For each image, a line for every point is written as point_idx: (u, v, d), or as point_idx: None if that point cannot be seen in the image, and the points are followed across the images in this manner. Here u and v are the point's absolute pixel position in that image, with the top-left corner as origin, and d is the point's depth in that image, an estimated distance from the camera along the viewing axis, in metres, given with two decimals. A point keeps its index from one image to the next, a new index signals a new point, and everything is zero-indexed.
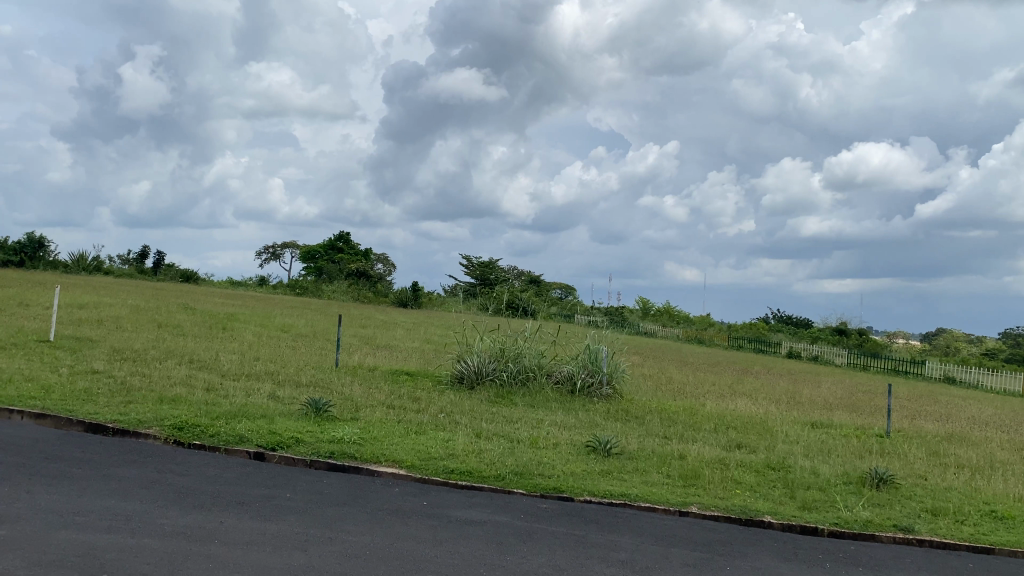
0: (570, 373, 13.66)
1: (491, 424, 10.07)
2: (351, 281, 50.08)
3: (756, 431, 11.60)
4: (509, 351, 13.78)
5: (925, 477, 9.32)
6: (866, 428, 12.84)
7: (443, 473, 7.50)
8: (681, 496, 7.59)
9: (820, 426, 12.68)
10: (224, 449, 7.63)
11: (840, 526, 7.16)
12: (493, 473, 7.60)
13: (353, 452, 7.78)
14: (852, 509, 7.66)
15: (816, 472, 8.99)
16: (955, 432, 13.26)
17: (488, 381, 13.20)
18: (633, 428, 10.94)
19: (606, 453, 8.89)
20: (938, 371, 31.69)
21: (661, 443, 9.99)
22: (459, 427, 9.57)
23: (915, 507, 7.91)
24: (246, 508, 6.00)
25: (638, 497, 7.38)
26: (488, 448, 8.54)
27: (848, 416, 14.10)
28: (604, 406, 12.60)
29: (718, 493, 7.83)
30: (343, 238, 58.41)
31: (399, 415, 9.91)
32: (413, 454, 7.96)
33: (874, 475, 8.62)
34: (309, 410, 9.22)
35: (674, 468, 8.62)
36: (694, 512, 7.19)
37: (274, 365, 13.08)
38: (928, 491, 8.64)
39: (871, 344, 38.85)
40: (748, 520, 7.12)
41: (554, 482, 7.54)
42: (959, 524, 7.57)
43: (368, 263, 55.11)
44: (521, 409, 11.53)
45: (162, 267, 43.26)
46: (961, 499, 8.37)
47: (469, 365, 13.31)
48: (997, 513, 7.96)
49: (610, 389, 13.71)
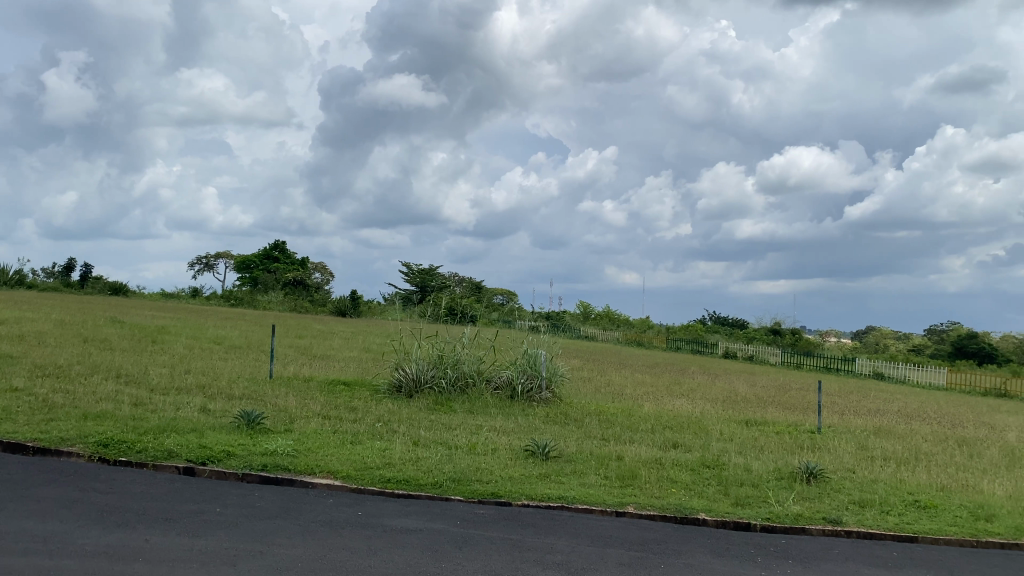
0: (509, 378, 13.69)
1: (429, 431, 10.04)
2: (288, 291, 49.31)
3: (691, 430, 11.76)
4: (448, 356, 13.74)
5: (853, 470, 9.58)
6: (797, 424, 13.12)
7: (379, 482, 7.42)
8: (618, 497, 7.65)
9: (753, 423, 12.93)
10: (152, 465, 7.42)
11: (772, 520, 7.31)
12: (431, 480, 7.56)
13: (286, 464, 7.65)
14: (784, 504, 7.84)
15: (748, 468, 9.19)
16: (881, 426, 13.66)
17: (427, 389, 13.10)
18: (571, 430, 11.00)
19: (545, 457, 8.90)
20: (867, 368, 32.76)
21: (599, 445, 10.06)
22: (396, 435, 9.50)
23: (843, 500, 8.13)
24: (173, 523, 5.84)
25: (575, 499, 7.42)
26: (426, 456, 8.50)
27: (779, 413, 14.43)
28: (544, 410, 12.65)
29: (654, 492, 7.93)
30: (279, 247, 57.56)
31: (334, 426, 9.77)
32: (350, 464, 7.87)
33: (805, 469, 8.85)
34: (241, 422, 9.06)
35: (612, 469, 8.70)
36: (630, 512, 7.26)
37: (205, 377, 12.78)
38: (857, 483, 8.90)
39: (803, 343, 39.85)
40: (683, 518, 7.22)
41: (491, 487, 7.53)
42: (885, 514, 7.81)
43: (306, 273, 54.41)
44: (461, 416, 11.50)
45: (89, 280, 41.94)
46: (885, 490, 8.63)
47: (407, 373, 13.18)
48: (920, 503, 8.24)
49: (549, 392, 13.78)
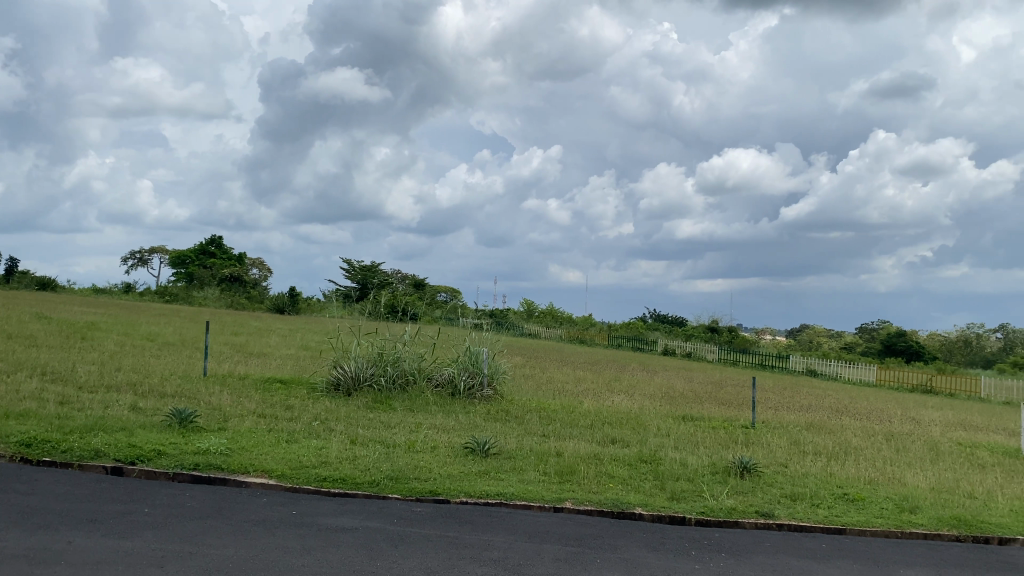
0: (450, 375, 13.63)
1: (368, 429, 9.95)
2: (225, 286, 48.34)
3: (630, 426, 11.90)
4: (388, 354, 13.63)
5: (785, 465, 9.81)
6: (732, 420, 13.39)
7: (315, 480, 7.32)
8: (556, 492, 7.69)
9: (689, 419, 13.15)
10: (78, 465, 7.18)
11: (706, 514, 7.44)
12: (368, 479, 7.49)
13: (219, 463, 7.49)
14: (718, 498, 7.98)
15: (685, 463, 9.34)
16: (813, 421, 14.02)
17: (366, 387, 12.98)
18: (512, 427, 11.02)
19: (484, 454, 8.91)
20: (801, 365, 33.60)
21: (539, 442, 10.10)
22: (333, 434, 9.39)
23: (775, 494, 8.32)
24: (98, 525, 5.67)
25: (514, 496, 7.44)
26: (363, 454, 8.42)
27: (715, 409, 14.70)
28: (485, 408, 12.65)
29: (592, 487, 7.99)
30: (216, 242, 56.40)
31: (270, 424, 9.60)
32: (285, 463, 7.74)
33: (739, 464, 9.02)
34: (173, 421, 8.84)
35: (551, 465, 8.74)
36: (568, 508, 7.30)
37: (136, 375, 12.44)
38: (789, 477, 9.12)
39: (739, 341, 40.69)
40: (619, 513, 7.29)
41: (429, 485, 7.49)
42: (814, 507, 8.01)
43: (244, 269, 53.42)
44: (400, 414, 11.42)
45: (14, 274, 40.43)
46: (816, 484, 8.86)
47: (346, 371, 13.04)
48: (849, 496, 8.48)
49: (491, 390, 13.78)
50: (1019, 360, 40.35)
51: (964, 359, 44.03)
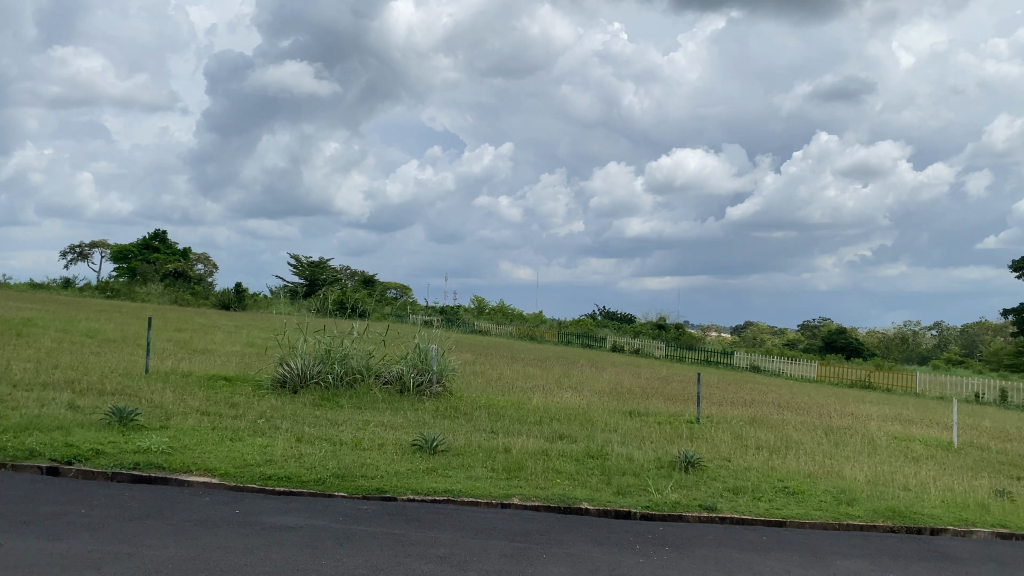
0: (399, 372, 13.57)
1: (314, 427, 9.85)
2: (169, 282, 47.33)
3: (578, 422, 12.00)
4: (335, 351, 13.52)
5: (728, 459, 10.01)
6: (677, 415, 13.60)
7: (259, 479, 7.23)
8: (504, 488, 7.73)
9: (636, 414, 13.33)
10: (12, 465, 6.98)
11: (651, 508, 7.55)
12: (313, 477, 7.42)
13: (160, 462, 7.35)
14: (662, 492, 8.11)
15: (631, 458, 9.46)
16: (756, 416, 14.33)
17: (313, 384, 12.85)
18: (460, 424, 11.03)
19: (432, 451, 8.90)
20: (745, 361, 34.25)
21: (487, 438, 10.13)
22: (279, 432, 9.29)
23: (718, 487, 8.49)
24: (31, 526, 5.52)
25: (461, 492, 7.45)
26: (309, 452, 8.35)
27: (662, 404, 14.92)
28: (434, 404, 12.64)
29: (539, 483, 8.05)
30: (159, 237, 55.18)
31: (213, 422, 9.45)
32: (228, 461, 7.63)
33: (684, 458, 9.18)
34: (112, 419, 8.63)
35: (499, 461, 8.78)
36: (515, 504, 7.34)
37: (75, 372, 12.13)
38: (731, 471, 9.31)
39: (686, 337, 41.29)
40: (566, 508, 7.36)
41: (376, 483, 7.46)
42: (756, 500, 8.20)
43: (189, 264, 52.39)
44: (347, 411, 11.34)
45: None
46: (758, 477, 9.06)
47: (292, 368, 12.89)
48: (789, 489, 8.69)
49: (440, 387, 13.76)
50: (953, 356, 41.69)
51: (901, 355, 45.33)
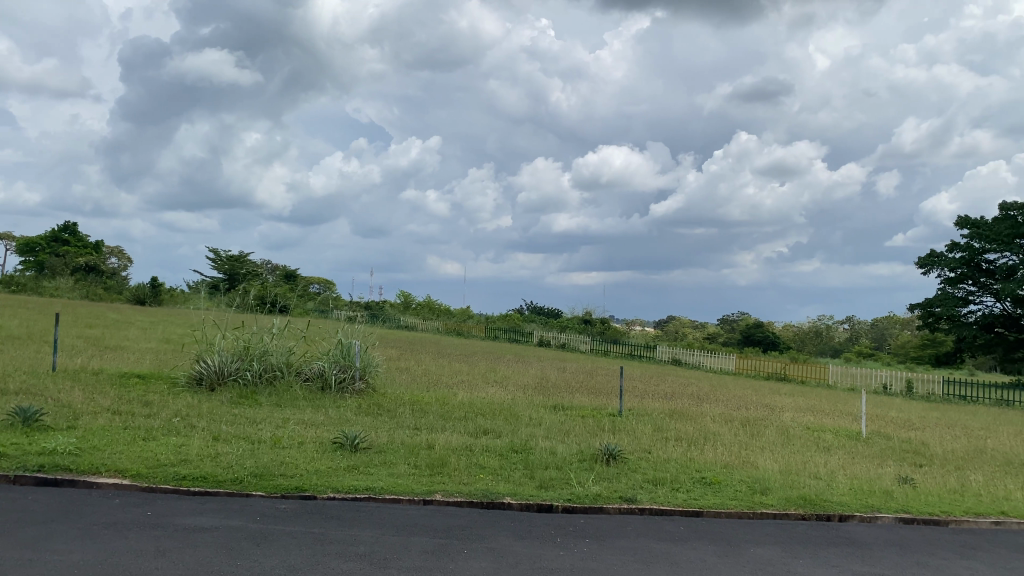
0: (321, 369, 13.36)
1: (232, 425, 9.62)
2: (80, 276, 45.53)
3: (502, 417, 12.04)
4: (254, 348, 13.24)
5: (649, 451, 10.21)
6: (600, 408, 13.79)
7: (173, 479, 7.02)
8: (426, 485, 7.71)
9: (560, 408, 13.46)
10: None
11: (573, 501, 7.64)
12: (231, 477, 7.25)
13: (68, 464, 7.07)
14: (584, 485, 8.21)
15: (553, 451, 9.55)
16: (676, 408, 14.65)
17: (231, 381, 12.54)
18: (382, 421, 10.94)
19: (354, 448, 8.80)
20: (667, 355, 34.99)
21: (410, 435, 10.06)
22: (195, 431, 9.03)
23: (639, 479, 8.64)
24: None
25: (383, 490, 7.40)
26: (227, 451, 8.14)
27: (584, 398, 15.09)
28: (356, 401, 12.49)
29: (462, 478, 8.05)
30: (69, 229, 53.00)
31: (125, 422, 9.13)
32: (140, 462, 7.39)
33: (605, 451, 9.31)
34: (15, 420, 8.24)
35: (422, 457, 8.75)
36: (438, 500, 7.32)
37: None
38: (652, 463, 9.49)
39: (611, 332, 41.90)
40: (488, 503, 7.39)
41: (296, 482, 7.34)
42: (675, 491, 8.38)
43: (102, 258, 50.53)
44: (267, 409, 11.11)
45: None
46: (677, 468, 9.27)
47: (209, 365, 12.56)
48: (707, 479, 8.91)
49: (363, 383, 13.61)
50: (863, 349, 43.43)
51: (814, 348, 46.99)
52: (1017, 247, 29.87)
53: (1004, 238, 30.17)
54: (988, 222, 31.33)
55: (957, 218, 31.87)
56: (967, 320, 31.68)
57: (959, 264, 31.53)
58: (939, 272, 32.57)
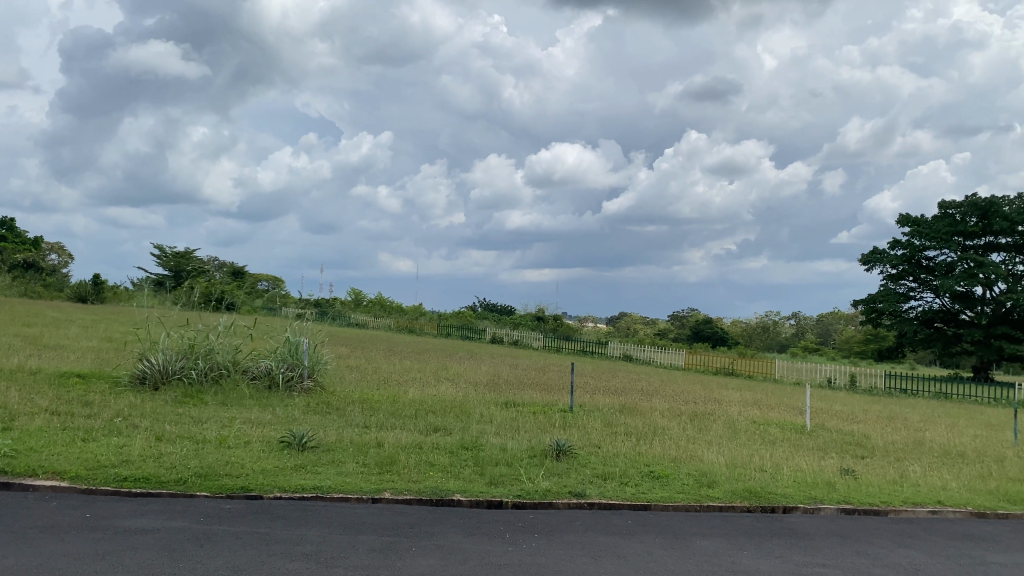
0: (269, 367, 13.17)
1: (176, 425, 9.44)
2: (18, 274, 44.18)
3: (453, 414, 12.02)
4: (200, 346, 13.00)
5: (598, 446, 10.28)
6: (550, 404, 13.85)
7: (113, 481, 6.86)
8: (374, 483, 7.66)
9: (511, 405, 13.48)
10: None
11: (523, 497, 7.66)
12: (174, 477, 7.11)
13: (3, 467, 6.86)
14: (534, 481, 8.24)
15: (504, 448, 9.56)
16: (625, 403, 14.79)
17: (175, 380, 12.29)
18: (331, 419, 10.84)
19: (301, 448, 8.70)
20: (618, 351, 35.30)
21: (359, 433, 9.98)
22: (137, 431, 8.84)
23: (588, 474, 8.70)
24: None
25: (331, 489, 7.33)
26: (170, 451, 7.99)
27: (535, 394, 15.14)
28: (305, 400, 12.35)
29: (412, 476, 8.02)
30: (6, 225, 51.40)
31: (64, 422, 8.89)
32: (79, 463, 7.20)
33: (555, 447, 9.36)
34: None
35: (371, 456, 8.68)
36: (386, 498, 7.28)
37: None
38: (601, 458, 9.57)
39: (563, 329, 42.15)
40: (438, 500, 7.37)
41: (242, 481, 7.23)
42: (623, 486, 8.46)
43: (41, 255, 49.10)
44: (212, 408, 10.92)
45: None
46: (626, 463, 9.35)
47: (153, 364, 12.29)
48: (655, 473, 9.02)
49: (311, 382, 13.45)
50: (809, 344, 44.39)
51: (762, 344, 47.88)
52: (955, 245, 30.80)
53: (943, 236, 31.06)
54: (927, 220, 32.23)
55: (898, 216, 32.71)
56: (909, 315, 32.62)
57: (900, 260, 32.39)
58: (881, 269, 33.44)
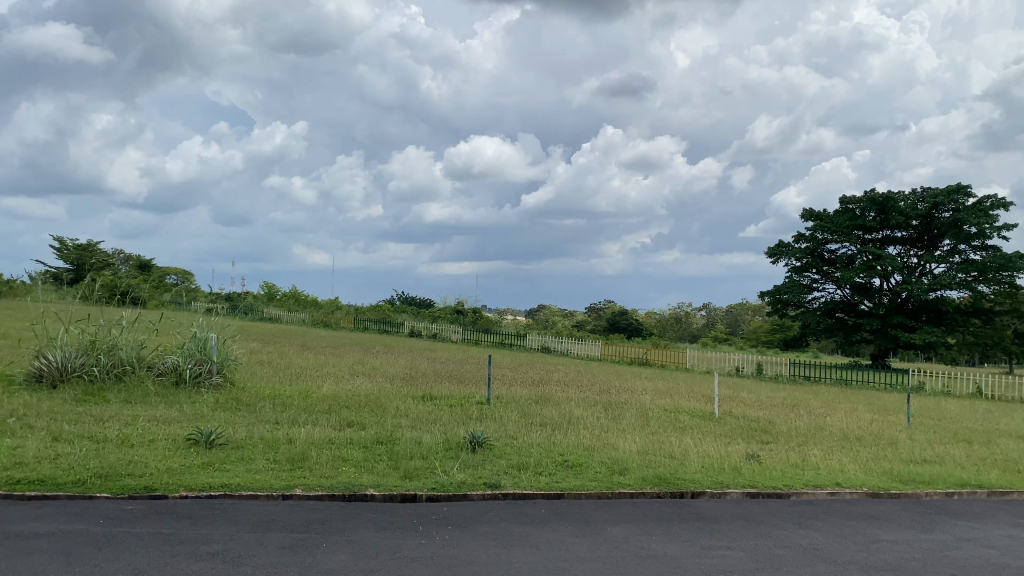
0: (175, 364, 12.77)
1: (75, 424, 9.07)
2: None
3: (368, 408, 11.91)
4: (102, 342, 12.51)
5: (514, 437, 10.37)
6: (467, 397, 13.86)
7: (5, 485, 6.55)
8: (286, 480, 7.53)
9: (428, 398, 13.45)
10: None
11: (437, 490, 7.66)
12: (72, 479, 6.84)
13: None
14: (449, 473, 8.25)
15: (418, 441, 9.53)
16: (541, 394, 14.93)
17: (75, 377, 11.80)
18: (241, 416, 10.59)
19: (209, 445, 8.48)
20: (537, 343, 35.59)
21: (270, 429, 9.79)
22: (32, 431, 8.45)
23: (503, 465, 8.76)
24: None
25: (240, 486, 7.17)
26: (68, 452, 7.67)
27: (451, 387, 15.14)
28: (213, 396, 12.03)
29: (324, 472, 7.91)
30: None
31: None
32: None
33: (470, 439, 9.38)
34: None
35: (282, 452, 8.53)
36: (297, 494, 7.17)
37: None
38: (516, 448, 9.64)
39: (482, 321, 42.27)
40: (351, 495, 7.29)
41: (146, 481, 7.01)
42: (538, 475, 8.55)
43: None
44: (114, 406, 10.53)
45: None
46: (540, 453, 9.45)
47: (51, 362, 11.77)
48: (569, 462, 9.15)
49: (220, 377, 13.11)
50: (720, 334, 45.73)
51: (675, 335, 49.08)
52: (855, 238, 32.23)
53: (845, 229, 32.47)
54: (830, 214, 33.63)
55: (803, 210, 33.97)
56: (812, 305, 34.01)
57: (804, 253, 33.65)
58: (787, 262, 34.70)
